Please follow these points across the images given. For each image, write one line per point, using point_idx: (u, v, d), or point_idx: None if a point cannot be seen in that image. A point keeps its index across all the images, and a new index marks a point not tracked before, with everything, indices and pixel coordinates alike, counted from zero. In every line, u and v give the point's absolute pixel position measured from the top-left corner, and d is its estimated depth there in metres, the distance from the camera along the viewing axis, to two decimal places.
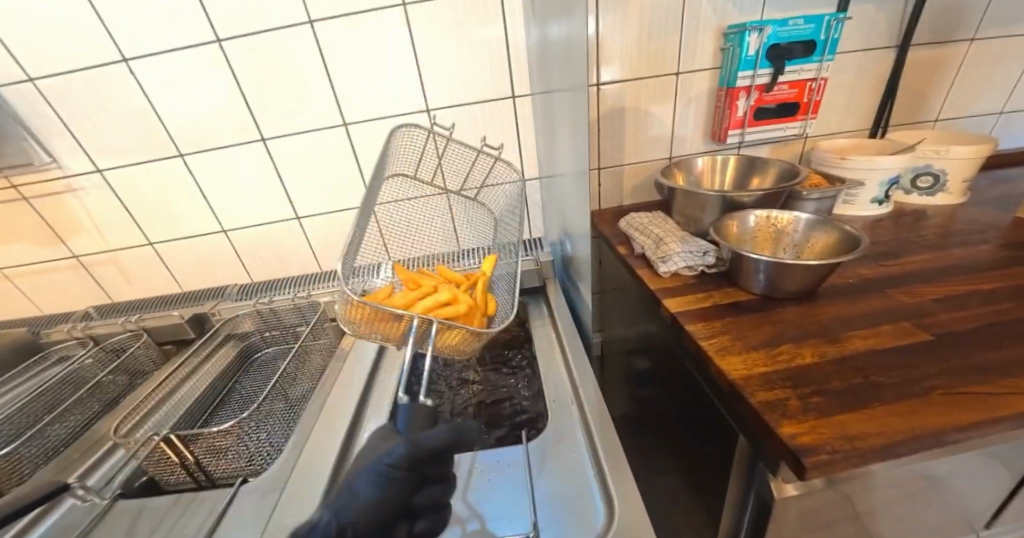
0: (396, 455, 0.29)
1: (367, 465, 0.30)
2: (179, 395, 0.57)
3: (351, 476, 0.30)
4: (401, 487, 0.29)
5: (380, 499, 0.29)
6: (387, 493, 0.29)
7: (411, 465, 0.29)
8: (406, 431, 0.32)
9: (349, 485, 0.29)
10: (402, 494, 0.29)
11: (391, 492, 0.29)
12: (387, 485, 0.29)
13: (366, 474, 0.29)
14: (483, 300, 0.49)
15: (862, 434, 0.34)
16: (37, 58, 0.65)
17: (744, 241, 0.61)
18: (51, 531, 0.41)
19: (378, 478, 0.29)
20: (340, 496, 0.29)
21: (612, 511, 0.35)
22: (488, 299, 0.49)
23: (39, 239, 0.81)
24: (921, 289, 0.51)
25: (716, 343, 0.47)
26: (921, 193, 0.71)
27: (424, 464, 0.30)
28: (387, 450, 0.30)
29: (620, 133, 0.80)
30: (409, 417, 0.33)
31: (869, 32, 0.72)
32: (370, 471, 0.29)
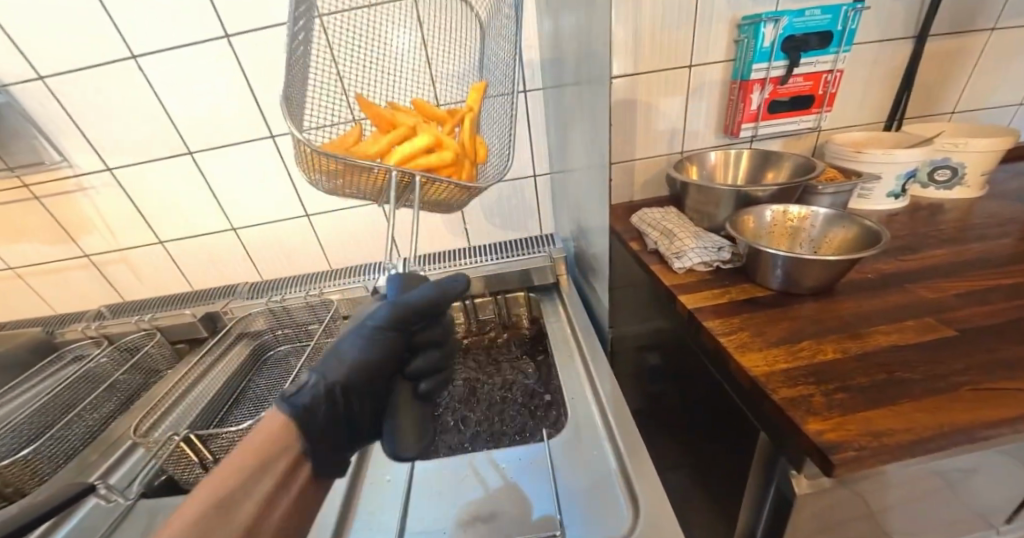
0: (378, 317, 0.34)
1: (355, 329, 0.35)
2: (195, 393, 0.57)
3: (341, 339, 0.35)
4: (387, 346, 0.34)
5: (368, 355, 0.34)
6: (373, 348, 0.34)
7: (394, 320, 0.34)
8: (395, 293, 0.37)
9: (337, 349, 0.34)
10: (387, 349, 0.35)
11: (376, 348, 0.34)
12: (373, 343, 0.34)
13: (354, 337, 0.34)
14: (472, 144, 0.47)
15: (890, 431, 0.34)
16: (46, 57, 0.65)
17: (760, 235, 0.61)
18: (75, 532, 0.41)
19: (365, 339, 0.34)
20: (327, 359, 0.34)
21: (638, 508, 0.35)
22: (476, 143, 0.47)
23: (50, 239, 0.81)
24: (943, 284, 0.51)
25: (734, 339, 0.47)
26: (938, 187, 0.71)
27: (408, 324, 0.35)
28: (373, 312, 0.35)
29: (630, 126, 0.79)
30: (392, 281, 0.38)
31: (886, 23, 0.71)
32: (357, 333, 0.34)
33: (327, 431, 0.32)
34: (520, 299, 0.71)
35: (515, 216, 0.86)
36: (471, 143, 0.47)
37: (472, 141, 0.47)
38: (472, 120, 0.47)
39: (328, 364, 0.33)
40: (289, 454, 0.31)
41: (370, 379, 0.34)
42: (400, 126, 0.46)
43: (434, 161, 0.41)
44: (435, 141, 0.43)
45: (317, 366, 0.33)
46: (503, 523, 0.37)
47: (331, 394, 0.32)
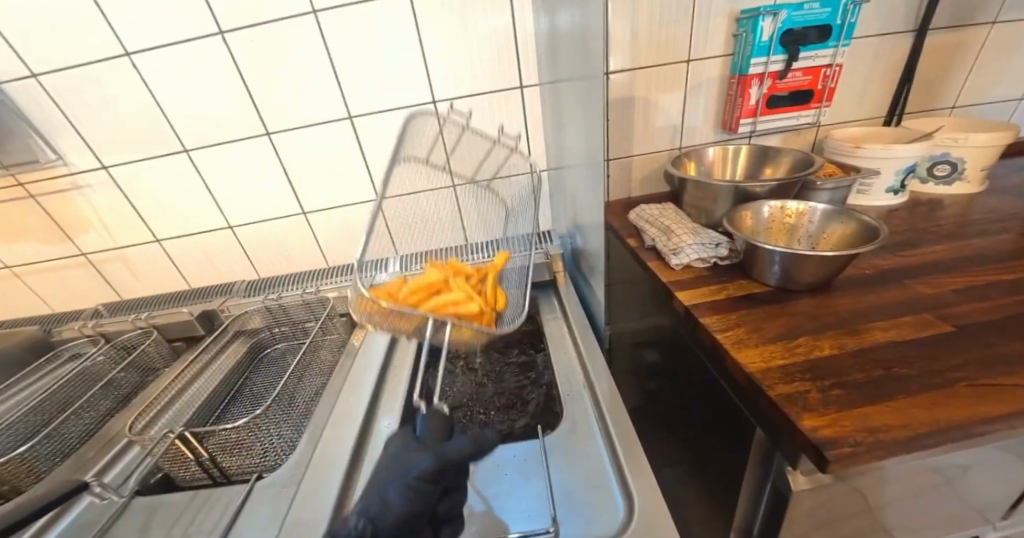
0: (422, 467, 0.30)
1: (395, 475, 0.30)
2: (191, 391, 0.57)
3: (379, 484, 0.30)
4: (425, 496, 0.29)
5: (409, 508, 0.29)
6: (415, 503, 0.29)
7: (435, 475, 0.30)
8: (425, 438, 0.32)
9: (380, 495, 0.29)
10: (427, 504, 0.30)
11: (418, 502, 0.29)
12: (413, 494, 0.29)
13: (395, 484, 0.29)
14: (493, 294, 0.51)
15: (886, 426, 0.34)
16: (39, 53, 0.64)
17: (758, 232, 0.61)
18: (70, 529, 0.41)
19: (406, 490, 0.29)
20: (372, 501, 0.29)
21: (632, 505, 0.35)
22: (497, 293, 0.52)
23: (47, 237, 0.81)
24: (941, 280, 0.50)
25: (731, 335, 0.47)
26: (938, 182, 0.70)
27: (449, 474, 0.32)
28: (412, 460, 0.30)
29: (628, 122, 0.78)
30: (429, 425, 0.32)
31: (887, 16, 0.70)
32: (399, 483, 0.29)
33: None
34: None
35: None
36: (494, 294, 0.51)
37: (492, 292, 0.51)
38: (493, 276, 0.54)
39: (375, 508, 0.29)
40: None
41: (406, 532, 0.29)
42: (433, 280, 0.50)
43: (464, 309, 0.45)
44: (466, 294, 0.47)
45: (364, 510, 0.29)
46: (497, 522, 0.37)
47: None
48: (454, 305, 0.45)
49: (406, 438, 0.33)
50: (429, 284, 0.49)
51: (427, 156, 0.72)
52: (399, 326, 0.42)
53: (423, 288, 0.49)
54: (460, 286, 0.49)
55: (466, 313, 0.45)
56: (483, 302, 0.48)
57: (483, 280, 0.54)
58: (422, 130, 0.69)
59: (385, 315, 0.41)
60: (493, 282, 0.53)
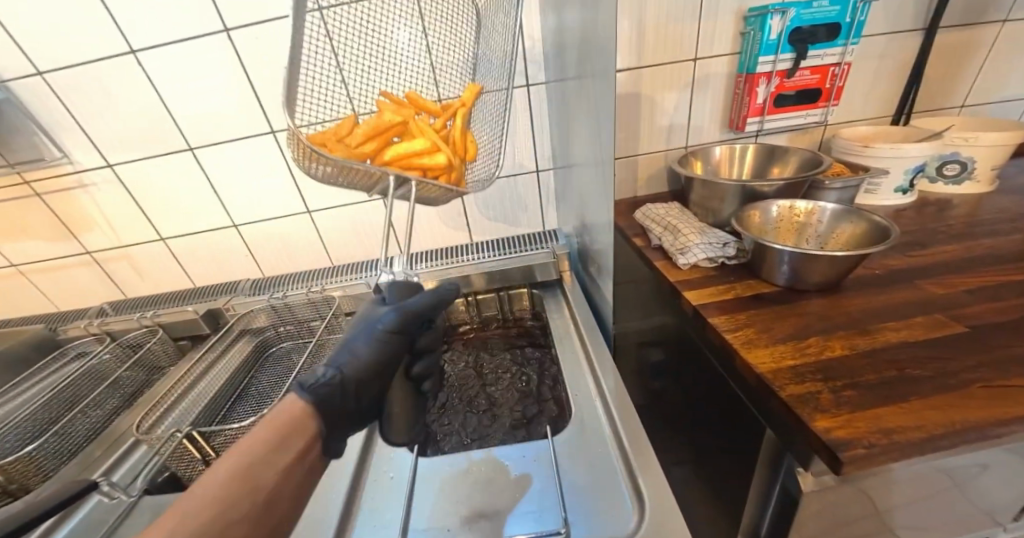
0: (385, 320, 0.38)
1: (364, 330, 0.38)
2: (197, 390, 0.57)
3: (349, 338, 0.38)
4: (389, 345, 0.38)
5: (373, 352, 0.37)
6: (380, 346, 0.37)
7: (397, 327, 0.38)
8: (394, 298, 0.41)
9: (349, 348, 0.37)
10: (392, 349, 0.38)
11: (381, 347, 0.38)
12: (377, 340, 0.38)
13: (363, 337, 0.38)
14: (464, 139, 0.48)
15: (901, 428, 0.33)
16: (45, 51, 0.64)
17: (766, 231, 0.60)
18: (78, 529, 0.41)
19: (374, 338, 0.38)
20: (341, 353, 0.37)
21: (644, 505, 0.35)
22: (468, 138, 0.48)
23: (51, 236, 0.81)
24: (953, 281, 0.50)
25: (741, 336, 0.46)
26: (947, 182, 0.70)
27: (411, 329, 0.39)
28: (378, 317, 0.39)
29: (634, 121, 0.78)
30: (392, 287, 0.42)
31: (896, 16, 0.70)
32: (365, 335, 0.38)
33: (338, 419, 0.35)
34: (523, 295, 0.71)
35: (518, 213, 0.85)
36: (463, 140, 0.48)
37: (462, 136, 0.47)
38: (463, 113, 0.48)
39: (342, 360, 0.37)
40: (305, 438, 0.33)
41: (377, 374, 0.37)
42: (391, 124, 0.46)
43: (429, 163, 0.43)
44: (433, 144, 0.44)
45: (332, 361, 0.36)
46: (505, 521, 0.37)
47: (343, 384, 0.35)
48: (420, 157, 0.43)
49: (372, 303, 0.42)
50: (385, 128, 0.45)
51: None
52: (359, 178, 0.41)
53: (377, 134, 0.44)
54: (422, 132, 0.45)
55: (433, 170, 0.43)
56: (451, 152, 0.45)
57: (450, 119, 0.49)
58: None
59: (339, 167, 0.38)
60: (463, 125, 0.47)
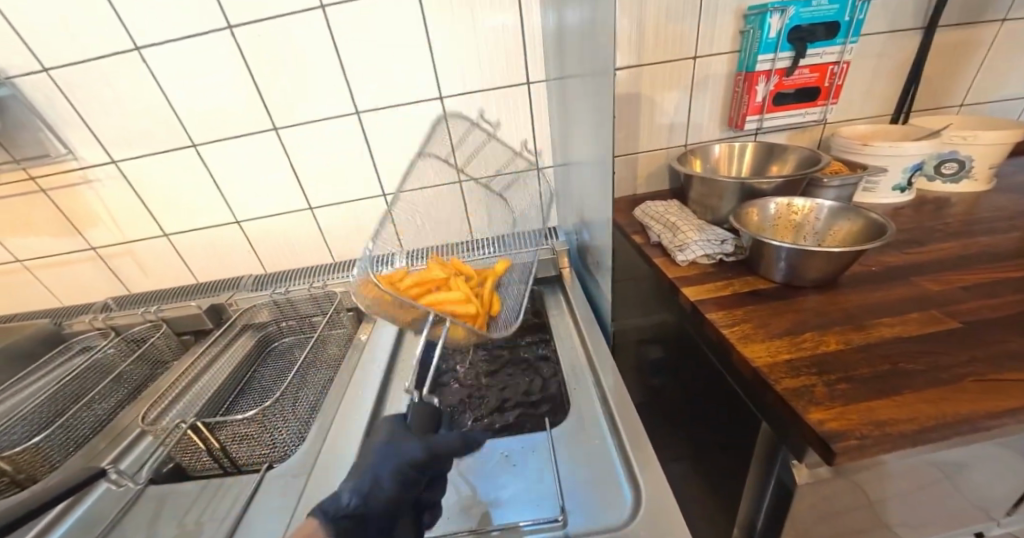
0: (414, 455, 0.33)
1: (388, 456, 0.33)
2: (201, 384, 0.58)
3: (371, 463, 0.32)
4: (412, 480, 0.33)
5: (399, 488, 0.32)
6: (404, 486, 0.32)
7: (423, 461, 0.33)
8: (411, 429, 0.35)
9: (373, 472, 0.32)
10: (412, 487, 0.33)
11: (406, 485, 0.32)
12: (404, 476, 0.32)
13: (388, 466, 0.32)
14: (489, 299, 0.54)
15: (893, 420, 0.34)
16: (50, 48, 0.65)
17: (764, 228, 0.61)
18: (86, 517, 0.42)
19: (399, 473, 0.32)
20: (364, 479, 0.32)
21: (639, 495, 0.36)
22: (493, 298, 0.55)
23: (56, 231, 0.82)
24: (948, 277, 0.50)
25: (737, 331, 0.47)
26: (945, 180, 0.70)
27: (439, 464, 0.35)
28: (404, 444, 0.34)
29: (634, 120, 0.78)
30: (415, 417, 0.36)
31: (896, 14, 0.70)
32: (395, 466, 0.32)
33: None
34: None
35: None
36: (490, 298, 0.55)
37: (488, 296, 0.55)
38: (491, 281, 0.58)
39: (366, 487, 0.31)
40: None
41: (393, 515, 0.32)
42: (436, 277, 0.54)
43: (460, 309, 0.49)
44: (467, 295, 0.51)
45: (357, 486, 0.31)
46: (505, 511, 0.37)
47: (369, 515, 0.30)
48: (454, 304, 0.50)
49: (391, 427, 0.35)
50: (431, 280, 0.54)
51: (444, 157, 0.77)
52: (399, 315, 0.51)
53: (422, 283, 0.53)
54: (458, 287, 0.53)
55: (463, 315, 0.49)
56: (479, 305, 0.51)
57: (480, 284, 0.58)
58: (444, 131, 0.76)
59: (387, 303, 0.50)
60: (490, 288, 0.56)
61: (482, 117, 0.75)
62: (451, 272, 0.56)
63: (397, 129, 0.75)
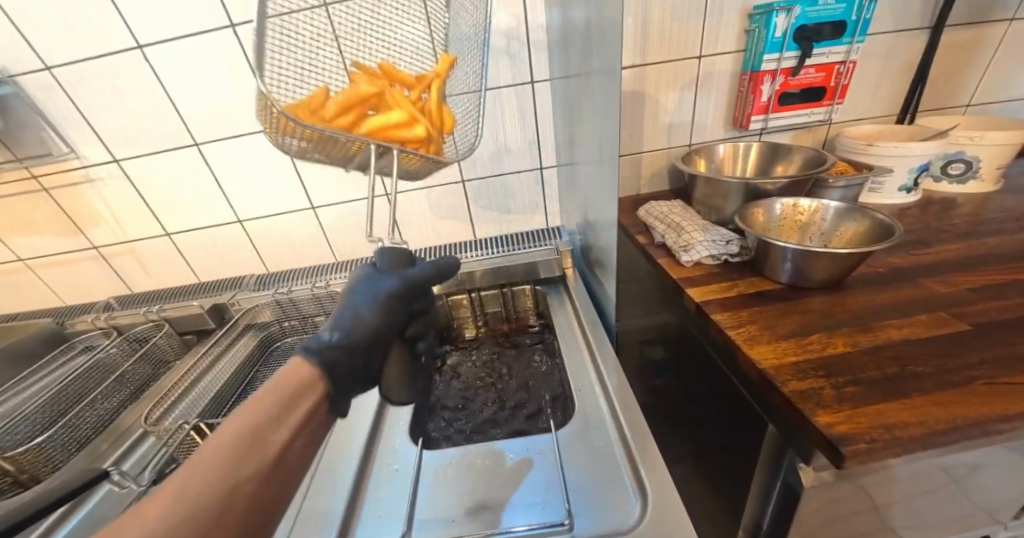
0: (388, 288, 0.40)
1: (365, 294, 0.39)
2: (202, 384, 0.57)
3: (351, 300, 0.39)
4: (391, 310, 0.40)
5: (380, 315, 0.39)
6: (383, 309, 0.39)
7: (399, 293, 0.41)
8: (385, 266, 0.42)
9: (352, 309, 0.38)
10: (394, 311, 0.40)
11: (388, 311, 0.40)
12: (382, 305, 0.39)
13: (366, 301, 0.39)
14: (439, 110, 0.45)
15: (903, 423, 0.34)
16: (53, 47, 0.65)
17: (770, 228, 0.61)
18: (87, 518, 0.42)
19: (379, 303, 0.39)
20: (345, 315, 0.38)
21: (645, 499, 0.35)
22: (444, 109, 0.46)
23: (58, 230, 0.82)
24: (956, 279, 0.50)
25: (743, 333, 0.47)
26: (952, 181, 0.70)
27: (409, 296, 0.42)
28: (380, 282, 0.40)
29: (638, 118, 0.78)
30: (384, 259, 0.42)
31: (902, 14, 0.70)
32: (371, 297, 0.39)
33: (344, 382, 0.36)
34: (527, 292, 0.71)
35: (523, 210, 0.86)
36: (439, 112, 0.45)
37: (438, 109, 0.45)
38: (439, 85, 0.45)
39: (347, 323, 0.37)
40: (316, 395, 0.33)
41: (379, 337, 0.39)
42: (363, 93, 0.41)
43: (408, 133, 0.40)
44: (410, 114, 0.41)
45: (338, 325, 0.37)
46: (510, 513, 0.37)
47: (354, 343, 0.37)
48: (398, 126, 0.40)
49: (367, 273, 0.41)
50: (358, 96, 0.41)
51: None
52: (336, 153, 0.40)
53: (349, 101, 0.40)
54: (400, 106, 0.42)
55: (412, 144, 0.40)
56: (428, 123, 0.42)
57: (425, 93, 0.46)
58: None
59: (315, 139, 0.37)
60: (438, 92, 0.45)
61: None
62: (379, 82, 0.43)
63: None
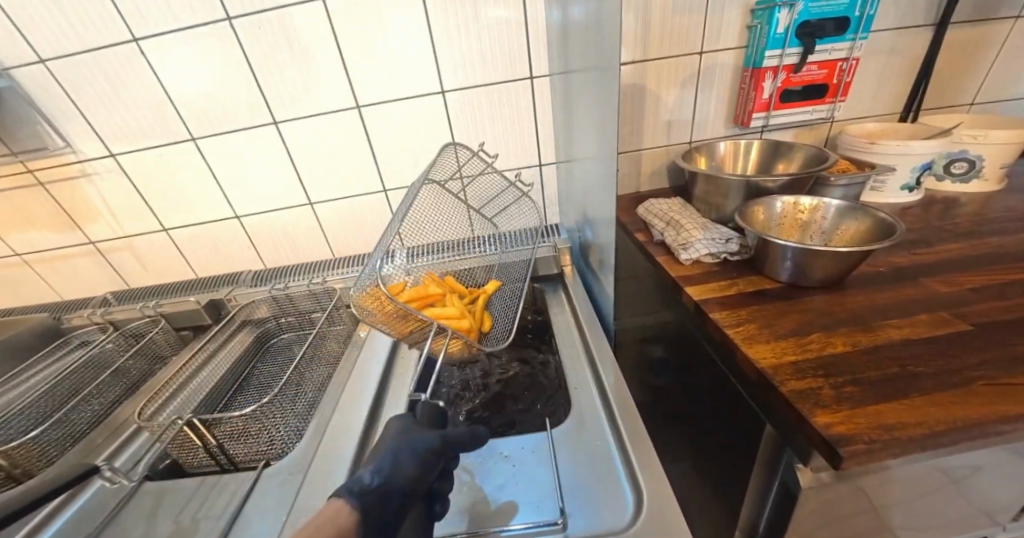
0: (430, 443, 0.35)
1: (405, 447, 0.34)
2: (199, 378, 0.57)
3: (393, 449, 0.33)
4: (428, 465, 0.33)
5: (419, 470, 0.33)
6: (422, 468, 0.33)
7: (439, 447, 0.35)
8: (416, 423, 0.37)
9: (393, 457, 0.32)
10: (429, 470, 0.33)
11: (427, 468, 0.33)
12: (422, 459, 0.33)
13: (407, 453, 0.33)
14: (481, 315, 0.56)
15: (902, 424, 0.33)
16: (49, 41, 0.64)
17: (770, 227, 0.60)
18: (78, 514, 0.41)
19: (418, 457, 0.33)
20: (384, 461, 0.32)
21: (641, 501, 0.35)
22: (484, 315, 0.57)
23: (55, 224, 0.81)
24: (959, 278, 0.49)
25: (741, 331, 0.46)
26: (955, 180, 0.69)
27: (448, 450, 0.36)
28: (418, 437, 0.35)
29: (638, 116, 0.77)
30: (425, 411, 0.38)
31: (907, 9, 0.69)
32: (411, 449, 0.33)
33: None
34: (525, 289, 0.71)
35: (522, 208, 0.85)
36: (482, 315, 0.56)
37: (481, 313, 0.56)
38: (484, 299, 0.59)
39: (388, 466, 0.32)
40: None
41: (411, 497, 0.31)
42: (432, 293, 0.55)
43: (455, 323, 0.50)
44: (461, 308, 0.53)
45: (379, 466, 0.32)
46: (504, 514, 0.37)
47: (389, 491, 0.31)
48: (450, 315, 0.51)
49: (402, 425, 0.36)
50: (426, 295, 0.55)
51: (448, 182, 0.72)
52: (394, 326, 0.49)
53: (421, 296, 0.54)
54: (453, 303, 0.54)
55: (458, 328, 0.50)
56: (472, 319, 0.52)
57: (473, 302, 0.59)
58: (450, 156, 0.71)
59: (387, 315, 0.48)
60: (483, 305, 0.58)
61: (482, 150, 0.76)
62: (444, 289, 0.57)
63: (399, 128, 0.75)
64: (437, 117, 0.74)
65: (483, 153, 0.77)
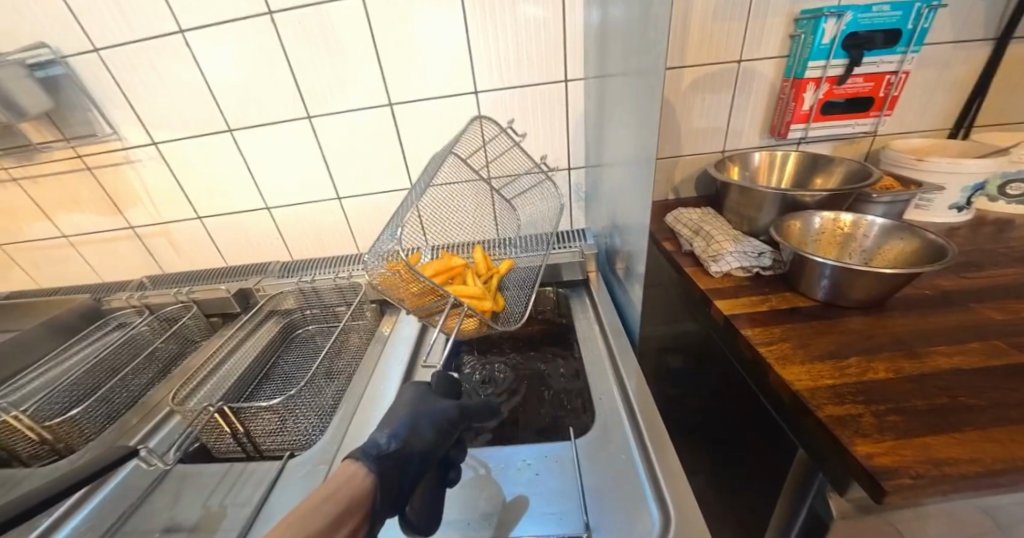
0: (446, 411, 0.37)
1: (426, 415, 0.35)
2: (229, 366, 0.59)
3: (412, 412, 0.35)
4: (444, 432, 0.35)
5: (437, 436, 0.35)
6: (438, 434, 0.35)
7: (454, 419, 0.37)
8: (435, 390, 0.40)
9: (411, 422, 0.34)
10: (439, 444, 0.35)
11: (442, 434, 0.35)
12: (439, 427, 0.35)
13: (426, 420, 0.35)
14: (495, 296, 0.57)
15: (953, 460, 0.31)
16: (102, 29, 0.67)
17: (807, 242, 0.58)
18: (113, 495, 0.43)
19: (435, 425, 0.35)
20: (401, 425, 0.33)
21: (668, 518, 0.34)
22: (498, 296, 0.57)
23: (99, 208, 0.85)
24: (1014, 306, 0.47)
25: (775, 350, 0.45)
26: (1009, 201, 0.65)
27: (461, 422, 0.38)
28: (436, 404, 0.37)
29: (671, 123, 0.76)
30: (438, 382, 0.40)
31: (964, 23, 0.66)
32: (429, 417, 0.35)
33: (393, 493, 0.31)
34: (548, 293, 0.71)
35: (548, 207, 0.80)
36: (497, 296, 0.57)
37: (496, 294, 0.57)
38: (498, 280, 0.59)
39: (405, 430, 0.33)
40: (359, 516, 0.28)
41: (427, 462, 0.34)
42: (454, 268, 0.55)
43: (476, 300, 0.52)
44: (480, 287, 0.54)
45: (397, 429, 0.33)
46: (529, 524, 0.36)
47: (410, 453, 0.32)
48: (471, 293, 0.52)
49: (419, 390, 0.38)
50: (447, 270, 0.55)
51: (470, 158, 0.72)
52: (412, 295, 0.50)
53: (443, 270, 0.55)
54: (472, 282, 0.55)
55: (477, 308, 0.51)
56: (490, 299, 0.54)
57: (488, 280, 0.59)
58: (476, 131, 0.71)
59: (409, 285, 0.49)
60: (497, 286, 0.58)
61: (509, 126, 0.74)
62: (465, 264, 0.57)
63: (428, 123, 0.75)
64: (463, 116, 0.74)
65: (511, 131, 0.75)
